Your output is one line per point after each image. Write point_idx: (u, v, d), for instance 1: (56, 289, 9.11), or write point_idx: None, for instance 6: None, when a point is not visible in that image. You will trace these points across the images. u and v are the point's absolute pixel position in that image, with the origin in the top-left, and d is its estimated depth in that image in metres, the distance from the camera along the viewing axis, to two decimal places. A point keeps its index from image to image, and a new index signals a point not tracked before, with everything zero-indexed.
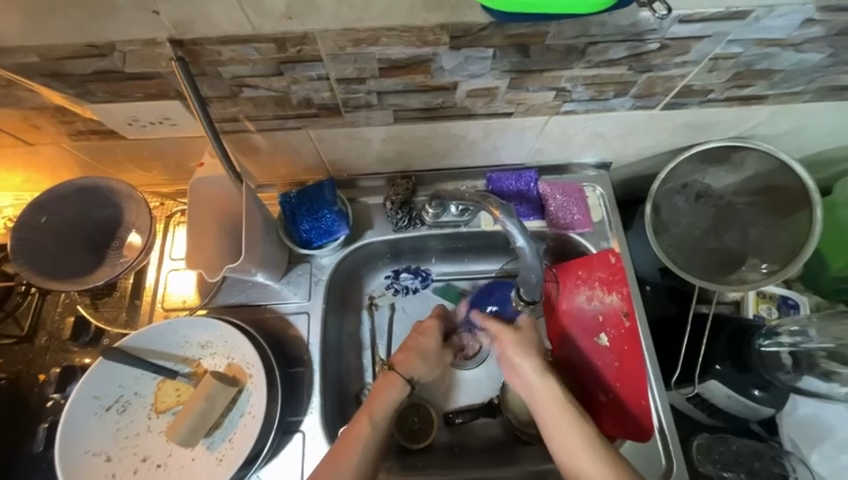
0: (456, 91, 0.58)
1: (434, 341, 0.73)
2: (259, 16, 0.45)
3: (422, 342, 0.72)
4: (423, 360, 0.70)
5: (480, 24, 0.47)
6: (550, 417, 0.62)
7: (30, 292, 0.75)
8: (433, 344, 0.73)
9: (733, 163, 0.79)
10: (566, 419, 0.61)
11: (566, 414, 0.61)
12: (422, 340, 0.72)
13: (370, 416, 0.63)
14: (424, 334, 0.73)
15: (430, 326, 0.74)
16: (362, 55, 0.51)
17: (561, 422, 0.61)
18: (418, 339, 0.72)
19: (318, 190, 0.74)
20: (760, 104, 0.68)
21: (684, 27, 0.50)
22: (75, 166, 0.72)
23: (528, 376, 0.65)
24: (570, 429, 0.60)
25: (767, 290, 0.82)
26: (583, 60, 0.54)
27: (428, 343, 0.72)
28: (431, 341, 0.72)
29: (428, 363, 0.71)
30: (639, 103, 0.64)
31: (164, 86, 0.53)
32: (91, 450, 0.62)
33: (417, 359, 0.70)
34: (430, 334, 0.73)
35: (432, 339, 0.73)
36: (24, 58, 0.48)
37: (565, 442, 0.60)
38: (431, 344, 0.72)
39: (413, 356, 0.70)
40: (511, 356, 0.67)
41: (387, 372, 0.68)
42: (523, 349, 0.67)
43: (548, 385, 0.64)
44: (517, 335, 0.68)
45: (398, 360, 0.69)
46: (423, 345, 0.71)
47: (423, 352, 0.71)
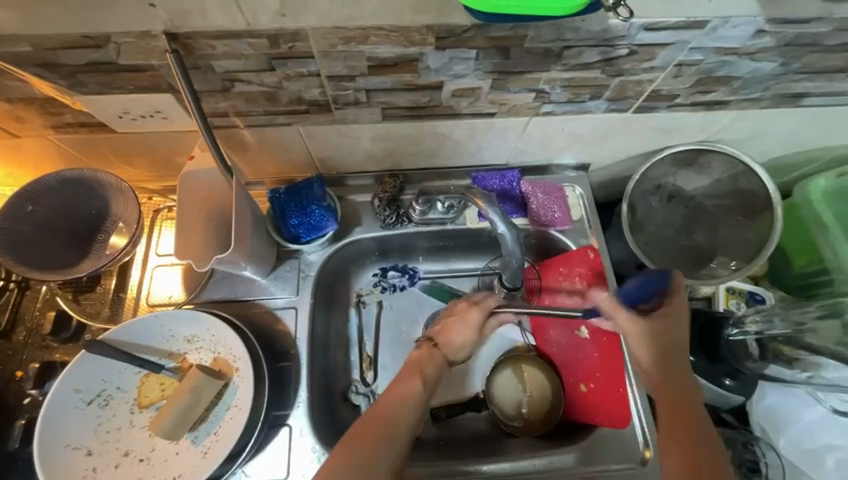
0: (442, 91, 0.61)
1: (471, 332, 0.71)
2: (253, 12, 0.47)
3: (461, 330, 0.71)
4: (454, 352, 0.71)
5: (463, 25, 0.50)
6: (668, 419, 0.58)
7: (8, 287, 0.73)
8: (469, 334, 0.71)
9: (701, 166, 0.84)
10: (689, 431, 0.56)
11: (688, 419, 0.56)
12: (459, 326, 0.71)
13: (420, 377, 0.64)
14: (464, 323, 0.71)
15: (473, 317, 0.72)
16: (352, 53, 0.53)
17: (678, 423, 0.56)
18: (455, 324, 0.71)
19: (307, 186, 0.76)
20: (723, 109, 0.73)
21: (649, 34, 0.54)
22: (61, 160, 0.72)
23: (664, 367, 0.62)
24: (687, 434, 0.55)
25: (735, 286, 0.85)
26: (560, 63, 0.58)
27: (465, 334, 0.71)
28: (462, 334, 0.71)
29: (464, 349, 0.72)
30: (613, 106, 0.69)
31: (157, 79, 0.54)
32: (70, 444, 0.61)
33: (453, 345, 0.71)
34: (470, 325, 0.72)
35: (466, 331, 0.71)
36: (17, 47, 0.49)
37: (671, 438, 0.55)
38: (468, 336, 0.71)
39: (456, 341, 0.71)
40: (643, 341, 0.64)
41: (431, 349, 0.69)
42: (650, 345, 0.64)
43: (671, 388, 0.60)
44: (659, 324, 0.63)
45: (442, 340, 0.70)
46: (452, 339, 0.71)
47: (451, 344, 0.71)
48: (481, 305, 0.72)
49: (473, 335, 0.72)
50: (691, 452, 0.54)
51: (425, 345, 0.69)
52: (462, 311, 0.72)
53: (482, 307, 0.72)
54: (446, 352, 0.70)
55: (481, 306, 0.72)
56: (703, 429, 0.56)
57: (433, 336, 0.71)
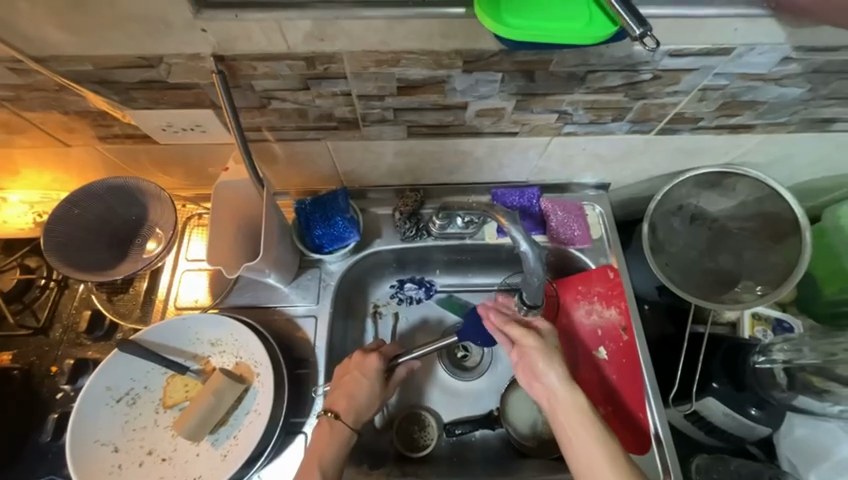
0: (467, 110, 0.63)
1: (370, 382, 0.69)
2: (294, 37, 0.50)
3: (359, 383, 0.69)
4: (365, 407, 0.69)
5: (491, 50, 0.52)
6: (573, 427, 0.63)
7: (49, 286, 0.78)
8: (373, 383, 0.70)
9: (725, 188, 0.84)
10: (589, 432, 0.62)
11: (589, 428, 0.62)
12: (358, 381, 0.69)
13: (319, 465, 0.63)
14: (362, 374, 0.70)
15: (371, 364, 0.70)
16: (383, 75, 0.56)
17: (586, 444, 0.61)
18: (353, 381, 0.69)
19: (332, 198, 0.78)
20: (748, 133, 0.73)
21: (674, 59, 0.55)
22: (104, 168, 0.76)
23: (553, 390, 0.65)
24: (589, 440, 0.61)
25: (762, 312, 0.84)
26: (584, 86, 0.59)
27: (365, 387, 0.69)
28: (362, 388, 0.69)
29: (373, 400, 0.69)
30: (635, 128, 0.69)
31: (200, 96, 0.58)
32: (99, 439, 0.63)
33: (359, 400, 0.68)
34: (368, 374, 0.70)
35: (363, 383, 0.69)
36: (79, 66, 0.53)
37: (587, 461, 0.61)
38: (370, 385, 0.69)
39: (351, 403, 0.68)
40: (537, 364, 0.66)
41: (331, 421, 0.67)
42: (547, 356, 0.67)
43: (573, 394, 0.64)
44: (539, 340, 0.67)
45: (341, 407, 0.67)
46: (357, 387, 0.69)
47: (357, 393, 0.69)
48: (381, 352, 0.72)
49: (376, 384, 0.70)
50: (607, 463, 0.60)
51: (324, 420, 0.67)
52: (359, 364, 0.71)
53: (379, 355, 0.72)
54: (349, 418, 0.67)
55: (378, 354, 0.71)
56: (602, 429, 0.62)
57: (331, 407, 0.67)
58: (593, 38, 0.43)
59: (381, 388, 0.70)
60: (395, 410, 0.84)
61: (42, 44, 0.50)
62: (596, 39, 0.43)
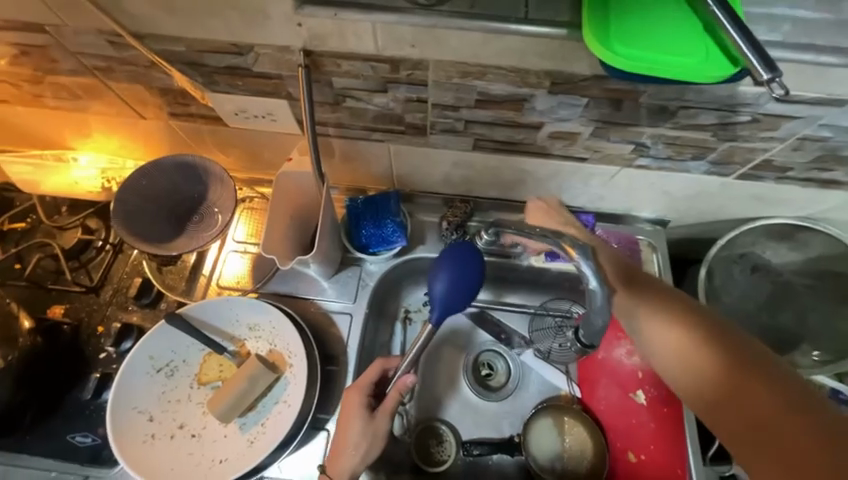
0: (540, 131, 0.61)
1: (356, 423, 0.65)
2: (386, 41, 0.50)
3: (348, 427, 0.65)
4: (351, 454, 0.64)
5: (583, 74, 0.51)
6: (635, 296, 0.59)
7: (105, 248, 0.81)
8: (356, 427, 0.65)
9: (796, 241, 0.78)
10: (653, 304, 0.58)
11: (655, 302, 0.58)
12: (348, 425, 0.65)
13: None
14: (348, 416, 0.65)
15: (353, 401, 0.66)
16: (464, 86, 0.55)
17: (652, 319, 0.57)
18: (343, 426, 0.65)
19: (384, 200, 0.78)
20: (837, 189, 0.68)
21: (778, 105, 0.51)
22: (170, 142, 0.77)
23: (665, 328, 0.56)
24: (654, 314, 0.57)
25: (817, 381, 0.79)
26: (671, 121, 0.56)
27: (351, 429, 0.65)
28: (349, 430, 0.65)
29: (360, 446, 0.64)
30: (714, 169, 0.65)
31: (279, 86, 0.59)
32: (137, 406, 0.65)
33: (344, 454, 0.64)
34: (354, 415, 0.65)
35: (350, 425, 0.65)
36: (173, 46, 0.54)
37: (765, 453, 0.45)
38: (354, 428, 0.65)
39: (341, 457, 0.64)
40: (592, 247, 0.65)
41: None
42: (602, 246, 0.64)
43: (633, 276, 0.61)
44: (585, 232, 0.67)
45: (329, 462, 0.64)
46: (348, 434, 0.65)
47: (347, 441, 0.65)
48: (360, 384, 0.67)
49: (360, 426, 0.65)
50: (766, 384, 0.48)
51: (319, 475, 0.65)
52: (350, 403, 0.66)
53: (360, 390, 0.67)
54: (339, 473, 0.63)
55: (358, 389, 0.67)
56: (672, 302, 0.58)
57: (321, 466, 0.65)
58: (707, 76, 0.41)
59: (369, 426, 0.65)
60: (416, 419, 0.83)
61: (143, 21, 0.51)
62: (709, 77, 0.41)
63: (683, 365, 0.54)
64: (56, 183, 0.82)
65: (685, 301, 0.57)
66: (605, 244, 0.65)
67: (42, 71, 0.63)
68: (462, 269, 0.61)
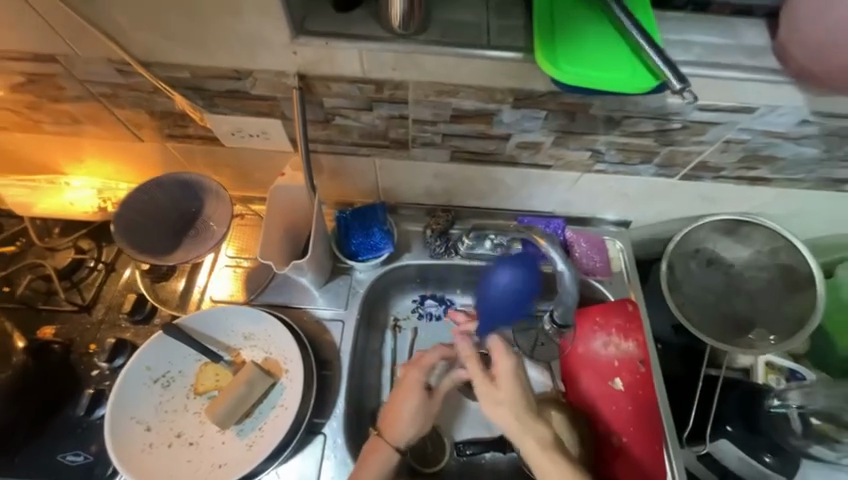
0: (509, 141, 0.69)
1: (419, 396, 0.73)
2: (371, 65, 0.57)
3: (407, 397, 0.73)
4: (408, 424, 0.72)
5: (540, 91, 0.60)
6: (603, 369, 0.81)
7: (97, 268, 0.82)
8: (415, 401, 0.73)
9: (740, 235, 0.87)
10: (611, 378, 0.81)
11: (618, 377, 0.80)
12: (406, 395, 0.73)
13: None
14: (409, 388, 0.73)
15: (415, 375, 0.74)
16: (441, 104, 0.63)
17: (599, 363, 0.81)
18: (403, 396, 0.73)
19: (372, 210, 0.84)
20: (766, 185, 0.78)
21: (702, 113, 0.61)
22: (166, 164, 0.81)
23: (614, 390, 0.80)
24: (612, 383, 0.80)
25: (773, 361, 0.86)
26: (619, 129, 0.66)
27: (411, 402, 0.73)
28: (407, 402, 0.73)
29: (415, 420, 0.72)
30: (661, 172, 0.75)
31: (274, 107, 0.65)
32: (135, 417, 0.67)
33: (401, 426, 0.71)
34: (413, 387, 0.73)
35: (410, 398, 0.73)
36: (178, 73, 0.61)
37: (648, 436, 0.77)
38: (414, 402, 0.73)
39: (398, 429, 0.71)
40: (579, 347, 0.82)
41: (377, 441, 0.70)
42: (584, 346, 0.82)
43: (609, 355, 0.82)
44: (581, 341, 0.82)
45: (386, 427, 0.72)
46: (407, 402, 0.73)
47: (406, 409, 0.72)
48: (417, 360, 0.75)
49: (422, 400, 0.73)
50: (656, 429, 0.78)
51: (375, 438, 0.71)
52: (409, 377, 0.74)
53: (418, 369, 0.75)
54: (397, 441, 0.70)
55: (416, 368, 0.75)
56: (626, 387, 0.80)
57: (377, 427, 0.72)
58: (637, 88, 0.50)
59: (427, 403, 0.73)
60: None
61: (153, 51, 0.57)
62: (638, 88, 0.50)
63: (627, 396, 0.79)
64: (50, 205, 0.84)
65: (633, 371, 0.80)
66: (598, 341, 0.82)
67: (46, 98, 0.68)
68: (529, 269, 0.73)
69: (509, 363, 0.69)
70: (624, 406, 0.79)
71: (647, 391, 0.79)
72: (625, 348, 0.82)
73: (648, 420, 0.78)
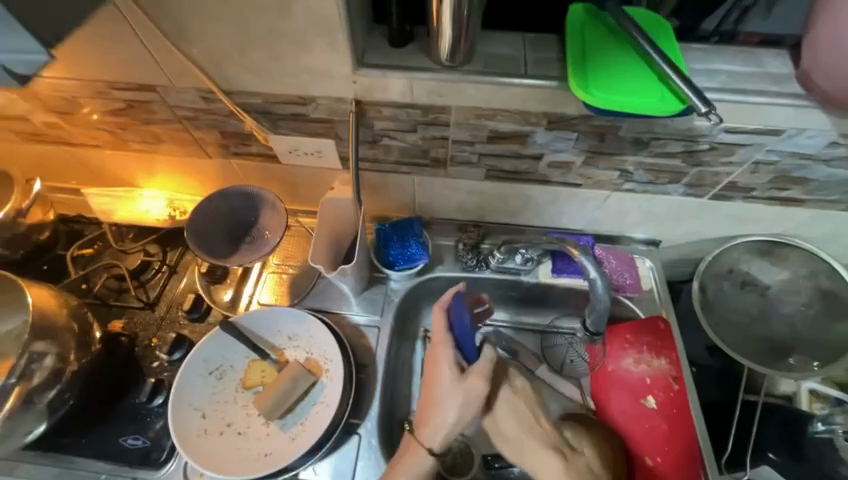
0: (541, 161, 0.75)
1: (447, 375, 0.72)
2: (419, 92, 0.65)
3: (438, 378, 0.73)
4: (435, 416, 0.72)
5: (572, 114, 0.65)
6: (634, 386, 0.81)
7: (162, 270, 0.91)
8: (443, 387, 0.72)
9: (777, 256, 0.87)
10: (642, 395, 0.81)
11: (649, 394, 0.80)
12: (436, 376, 0.73)
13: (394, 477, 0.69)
14: (437, 367, 0.73)
15: (441, 354, 0.73)
16: (479, 126, 0.69)
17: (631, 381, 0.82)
18: (433, 378, 0.73)
19: (409, 223, 0.90)
20: (799, 206, 0.79)
21: (729, 135, 0.65)
22: (227, 178, 0.90)
23: (646, 407, 0.80)
24: (643, 401, 0.80)
25: (818, 389, 0.85)
26: (647, 150, 0.70)
27: (442, 387, 0.72)
28: (436, 390, 0.72)
29: (444, 412, 0.71)
30: (690, 191, 0.78)
31: (330, 129, 0.73)
32: (193, 404, 0.74)
33: (434, 419, 0.72)
34: (440, 365, 0.73)
35: (438, 381, 0.72)
36: (252, 99, 0.70)
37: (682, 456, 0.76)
38: (443, 388, 0.72)
39: (427, 419, 0.72)
40: (608, 365, 0.84)
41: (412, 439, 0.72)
42: (613, 363, 0.84)
43: (640, 372, 0.82)
44: (611, 358, 0.84)
45: (419, 424, 0.73)
46: (438, 385, 0.72)
47: (440, 393, 0.72)
48: (447, 343, 0.73)
49: (450, 385, 0.71)
50: (691, 450, 0.76)
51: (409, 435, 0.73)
52: (433, 359, 0.74)
53: (448, 352, 0.73)
54: (426, 433, 0.72)
55: (446, 349, 0.73)
56: (658, 405, 0.79)
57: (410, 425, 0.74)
58: (665, 110, 0.54)
59: (456, 388, 0.71)
60: None
61: (234, 81, 0.67)
62: (666, 111, 0.54)
63: (658, 414, 0.79)
64: (126, 213, 0.93)
65: (666, 388, 0.80)
66: (628, 358, 0.83)
67: (138, 121, 0.79)
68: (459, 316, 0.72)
69: (512, 397, 0.75)
70: (655, 424, 0.79)
71: (680, 409, 0.78)
72: (656, 365, 0.82)
73: (682, 440, 0.77)
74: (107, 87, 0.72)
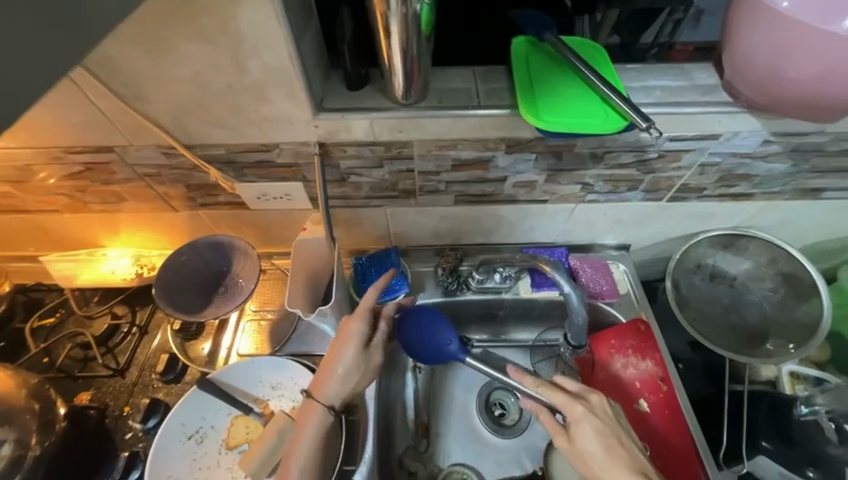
0: (506, 183, 0.77)
1: (352, 347, 0.67)
2: (380, 130, 0.67)
3: (341, 350, 0.68)
4: (336, 381, 0.67)
5: (528, 137, 0.68)
6: (626, 392, 0.81)
7: (131, 331, 0.87)
8: (346, 355, 0.67)
9: (738, 248, 0.92)
10: (635, 400, 0.80)
11: (642, 399, 0.80)
12: (339, 349, 0.68)
13: (298, 449, 0.65)
14: (343, 341, 0.68)
15: (351, 328, 0.68)
16: (442, 156, 0.71)
17: (623, 386, 0.82)
18: (336, 348, 0.68)
19: (386, 254, 0.89)
20: (749, 200, 0.84)
21: (674, 143, 0.70)
22: (195, 228, 0.89)
23: (641, 412, 0.79)
24: (635, 406, 0.80)
25: (799, 371, 0.88)
26: (602, 163, 0.74)
27: (346, 354, 0.67)
28: (338, 359, 0.67)
29: (346, 378, 0.67)
30: (649, 197, 0.82)
31: (297, 172, 0.74)
32: (171, 475, 0.70)
33: (328, 380, 0.67)
34: (348, 340, 0.67)
35: (344, 350, 0.67)
36: (215, 151, 0.70)
37: (680, 458, 0.76)
38: (347, 355, 0.67)
39: (326, 384, 0.67)
40: (600, 372, 0.83)
41: (312, 404, 0.67)
42: (605, 370, 0.83)
43: (630, 376, 0.82)
44: (599, 364, 0.84)
45: (316, 390, 0.68)
46: (341, 357, 0.67)
47: (343, 365, 0.67)
48: (359, 315, 0.69)
49: (354, 354, 0.67)
50: (687, 450, 0.76)
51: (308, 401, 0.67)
52: (343, 329, 0.69)
53: (360, 323, 0.68)
54: (325, 396, 0.67)
55: (357, 321, 0.68)
56: (652, 409, 0.79)
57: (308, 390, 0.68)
58: (610, 128, 0.58)
59: (362, 356, 0.68)
60: (437, 467, 0.86)
61: (195, 136, 0.67)
62: (611, 129, 0.58)
63: (654, 418, 0.79)
64: (90, 276, 0.89)
65: (657, 391, 0.81)
66: (618, 363, 0.83)
67: (97, 182, 0.77)
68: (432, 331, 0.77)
69: (590, 418, 0.63)
70: (652, 429, 0.78)
71: (673, 411, 0.79)
72: (645, 368, 0.83)
73: (678, 442, 0.77)
74: (63, 152, 0.71)
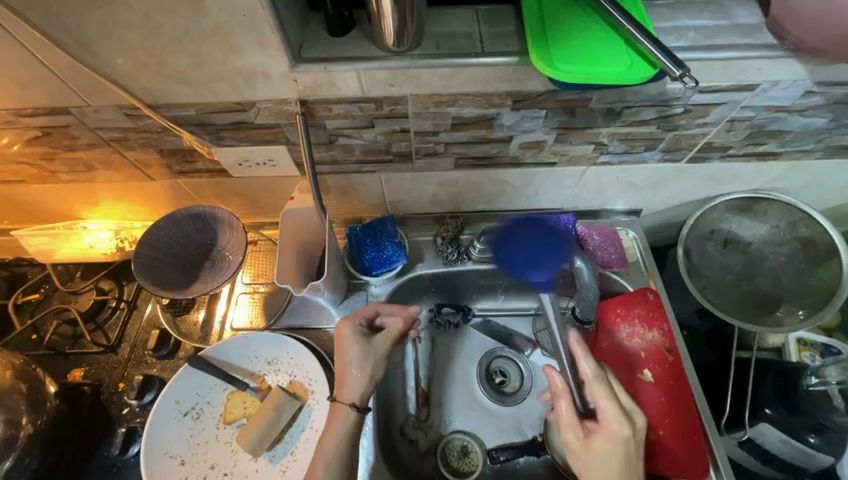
0: (511, 143, 0.70)
1: (354, 345, 0.68)
2: (370, 85, 0.58)
3: (346, 352, 0.68)
4: (354, 379, 0.66)
5: (537, 91, 0.60)
6: (630, 361, 0.78)
7: (119, 307, 0.84)
8: (358, 354, 0.67)
9: (756, 212, 0.86)
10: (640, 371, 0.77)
11: (648, 370, 0.77)
12: (344, 352, 0.68)
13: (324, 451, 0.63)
14: (345, 343, 0.68)
15: (345, 331, 0.69)
16: (440, 114, 0.64)
17: (627, 356, 0.78)
18: (341, 352, 0.69)
19: (381, 223, 0.83)
20: (775, 160, 0.77)
21: (702, 96, 0.61)
22: (177, 198, 0.82)
23: (644, 384, 0.76)
24: (640, 376, 0.77)
25: (807, 338, 0.86)
26: (619, 120, 0.66)
27: (352, 353, 0.67)
28: (348, 359, 0.67)
29: (362, 374, 0.67)
30: (667, 157, 0.75)
31: (279, 134, 0.67)
32: (169, 452, 0.69)
33: (347, 379, 0.67)
34: (348, 341, 0.68)
35: (351, 350, 0.68)
36: (185, 111, 0.62)
37: (686, 429, 0.74)
38: (354, 353, 0.67)
39: (343, 383, 0.66)
40: (607, 344, 0.80)
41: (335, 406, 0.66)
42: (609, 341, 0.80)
43: (634, 347, 0.79)
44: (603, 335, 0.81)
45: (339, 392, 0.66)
46: (348, 358, 0.67)
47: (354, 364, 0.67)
48: (349, 317, 0.70)
49: (361, 350, 0.68)
50: (694, 420, 0.74)
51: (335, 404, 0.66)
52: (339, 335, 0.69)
53: (351, 321, 0.70)
54: (345, 396, 0.66)
55: (349, 320, 0.70)
56: (658, 379, 0.77)
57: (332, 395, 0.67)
58: (634, 79, 0.50)
59: (367, 348, 0.68)
60: (438, 434, 0.86)
61: (161, 94, 0.59)
62: (635, 80, 0.50)
63: (659, 389, 0.76)
64: (71, 250, 0.85)
65: (664, 363, 0.78)
66: (624, 334, 0.80)
67: (61, 149, 0.70)
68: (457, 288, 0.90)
69: (581, 402, 0.65)
70: (657, 400, 0.75)
71: (681, 382, 0.76)
72: (653, 339, 0.79)
73: (686, 412, 0.75)
74: (14, 115, 0.63)
